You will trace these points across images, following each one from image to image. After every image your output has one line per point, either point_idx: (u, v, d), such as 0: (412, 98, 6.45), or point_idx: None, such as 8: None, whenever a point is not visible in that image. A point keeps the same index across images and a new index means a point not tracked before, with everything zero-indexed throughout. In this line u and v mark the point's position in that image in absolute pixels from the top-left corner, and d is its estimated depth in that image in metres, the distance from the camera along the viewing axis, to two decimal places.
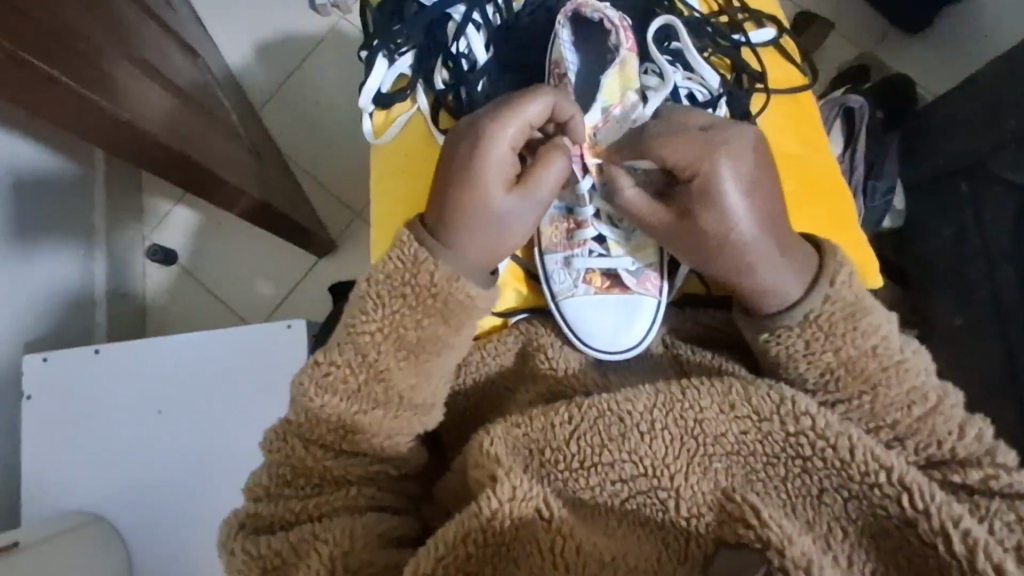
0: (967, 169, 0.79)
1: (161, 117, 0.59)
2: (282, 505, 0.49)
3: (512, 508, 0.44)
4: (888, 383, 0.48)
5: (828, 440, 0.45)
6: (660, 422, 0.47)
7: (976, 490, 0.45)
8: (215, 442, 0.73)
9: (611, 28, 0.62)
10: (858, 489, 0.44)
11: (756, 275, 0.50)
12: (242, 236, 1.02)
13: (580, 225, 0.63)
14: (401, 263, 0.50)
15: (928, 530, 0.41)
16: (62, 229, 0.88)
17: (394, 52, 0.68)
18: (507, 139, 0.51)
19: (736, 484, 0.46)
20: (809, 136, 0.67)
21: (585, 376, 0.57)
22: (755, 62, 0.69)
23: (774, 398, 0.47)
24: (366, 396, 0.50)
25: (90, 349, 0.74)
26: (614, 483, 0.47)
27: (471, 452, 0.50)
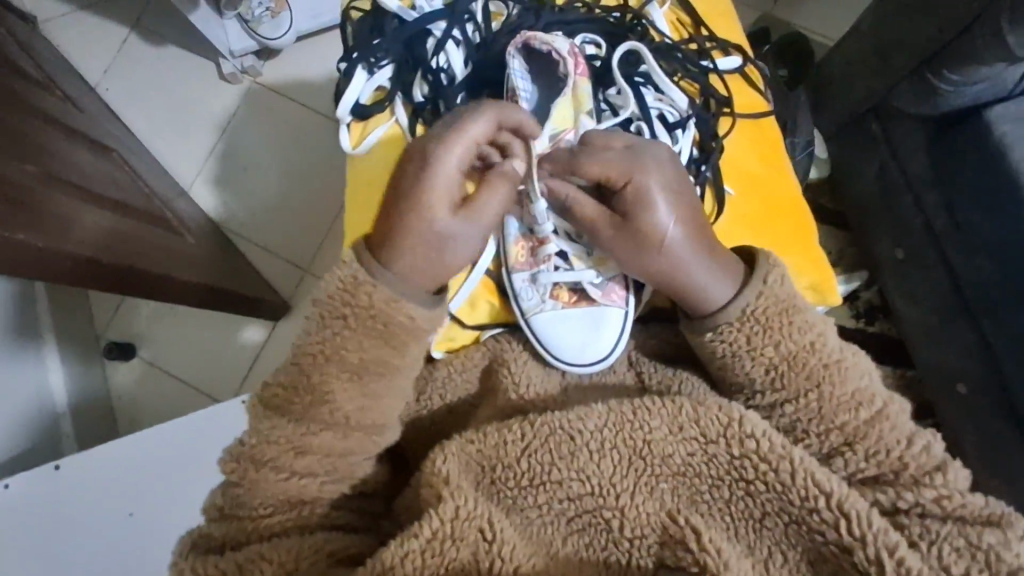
0: (874, 112, 0.92)
1: (87, 237, 0.70)
2: (233, 526, 0.51)
3: (454, 528, 0.44)
4: (833, 381, 0.50)
5: (771, 464, 0.44)
6: (609, 441, 0.47)
7: (926, 511, 0.46)
8: (173, 526, 0.78)
9: (559, 58, 0.63)
10: (798, 514, 0.43)
11: (692, 282, 0.52)
12: (200, 324, 1.17)
13: (542, 243, 0.61)
14: (340, 284, 0.51)
15: (863, 559, 0.41)
16: (18, 349, 0.98)
17: (373, 66, 0.68)
18: (455, 159, 0.51)
19: (680, 505, 0.46)
20: (772, 154, 0.68)
21: (548, 395, 0.57)
22: (721, 87, 0.69)
23: (723, 419, 0.46)
24: (313, 418, 0.51)
25: (51, 464, 0.77)
26: (561, 501, 0.46)
27: (424, 471, 0.50)
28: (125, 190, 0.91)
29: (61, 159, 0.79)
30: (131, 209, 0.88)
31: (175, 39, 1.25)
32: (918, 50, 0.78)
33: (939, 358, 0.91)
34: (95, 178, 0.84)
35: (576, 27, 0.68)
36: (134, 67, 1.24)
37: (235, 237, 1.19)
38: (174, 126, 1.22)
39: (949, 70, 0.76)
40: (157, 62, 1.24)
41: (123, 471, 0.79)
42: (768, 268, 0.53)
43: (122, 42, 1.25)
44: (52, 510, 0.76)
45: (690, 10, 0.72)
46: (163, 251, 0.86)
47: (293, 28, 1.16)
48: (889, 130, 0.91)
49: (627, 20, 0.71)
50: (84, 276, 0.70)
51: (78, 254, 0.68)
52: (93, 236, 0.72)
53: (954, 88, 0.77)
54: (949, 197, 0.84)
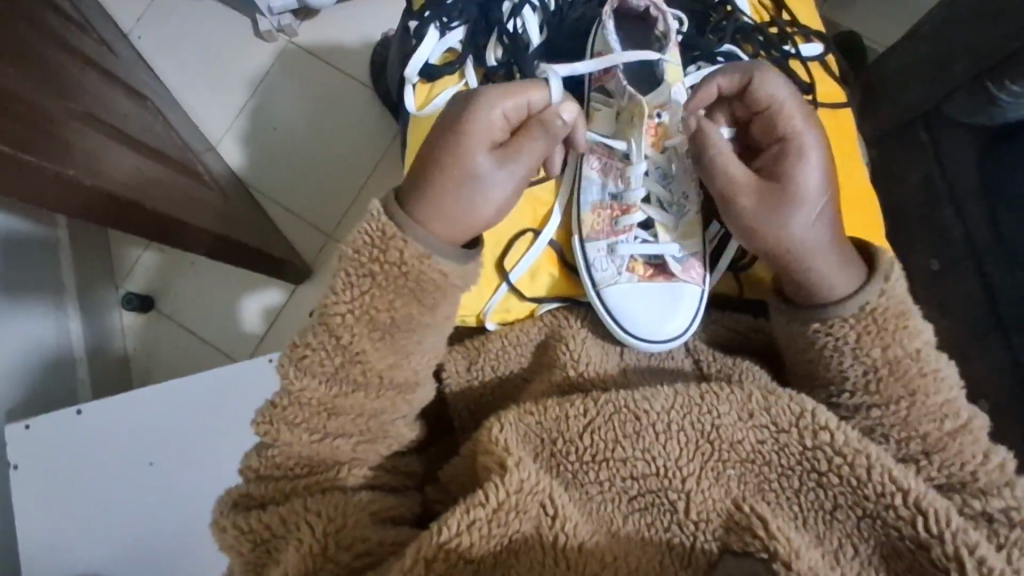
0: (925, 119, 0.91)
1: (122, 179, 0.69)
2: (272, 486, 0.50)
3: (518, 501, 0.43)
4: (927, 390, 0.50)
5: (846, 457, 0.44)
6: (676, 424, 0.47)
7: (993, 518, 0.46)
8: (191, 485, 0.76)
9: (657, 17, 0.63)
10: (873, 508, 0.44)
11: (820, 263, 0.52)
12: (219, 281, 1.15)
13: (630, 209, 0.63)
14: (367, 239, 0.49)
15: (940, 556, 0.41)
16: (40, 290, 0.97)
17: (445, 26, 0.67)
18: (501, 108, 0.52)
19: (747, 493, 0.45)
20: (851, 148, 0.68)
21: (607, 374, 0.56)
22: (803, 73, 0.69)
23: (794, 410, 0.47)
24: (344, 378, 0.50)
25: (73, 409, 0.76)
26: (625, 479, 0.46)
27: (478, 439, 0.49)
28: (160, 138, 0.90)
29: (99, 100, 0.78)
30: (164, 156, 0.86)
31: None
32: (981, 59, 0.77)
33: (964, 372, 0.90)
34: (129, 122, 0.83)
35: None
36: (170, 16, 1.22)
37: (262, 194, 1.17)
38: (209, 77, 1.20)
39: (1010, 80, 0.75)
40: (193, 12, 1.22)
41: (143, 420, 0.77)
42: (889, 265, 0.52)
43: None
44: (72, 453, 0.75)
45: None
46: (192, 202, 0.84)
47: None
48: (939, 136, 0.89)
49: None
50: (125, 219, 0.70)
51: (116, 194, 0.66)
52: (129, 180, 0.71)
53: (1011, 100, 0.76)
54: (995, 210, 0.83)
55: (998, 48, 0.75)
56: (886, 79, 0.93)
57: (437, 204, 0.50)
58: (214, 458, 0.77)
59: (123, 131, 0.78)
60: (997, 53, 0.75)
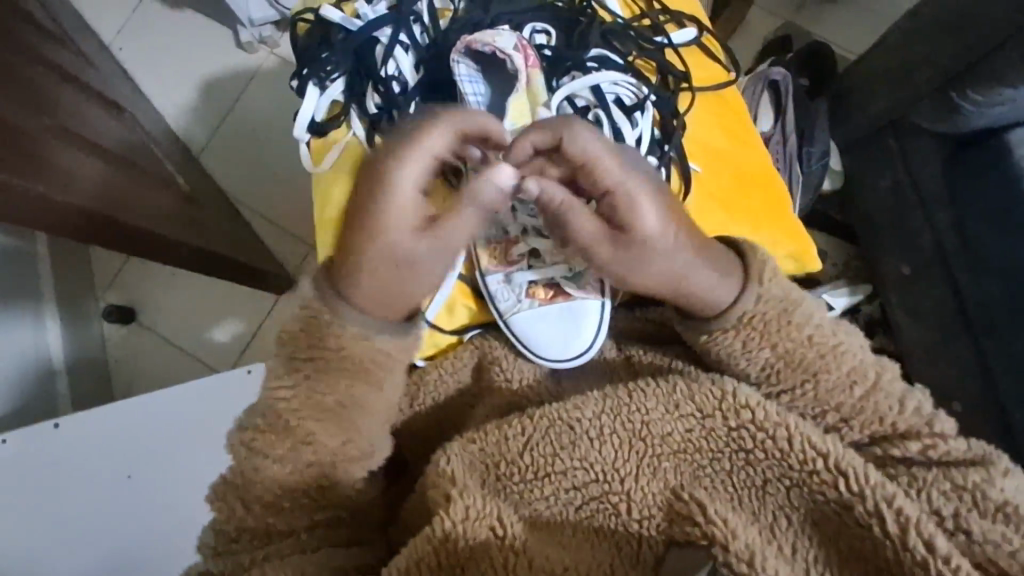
0: (893, 127, 0.92)
1: (96, 192, 0.70)
2: (230, 561, 0.52)
3: (466, 529, 0.45)
4: (828, 369, 0.53)
5: (769, 432, 0.48)
6: (608, 427, 0.49)
7: (913, 461, 0.52)
8: (169, 498, 0.76)
9: (505, 56, 0.65)
10: (799, 477, 0.48)
11: (689, 289, 0.53)
12: (200, 294, 1.15)
13: (512, 243, 0.63)
14: (301, 329, 0.52)
15: (863, 512, 0.46)
16: (16, 304, 0.97)
17: (325, 79, 0.68)
18: (410, 176, 0.50)
19: (684, 482, 0.48)
20: (736, 123, 0.73)
21: (538, 383, 0.60)
22: (679, 62, 0.73)
23: (717, 393, 0.50)
24: (290, 456, 0.52)
25: (50, 422, 0.76)
26: (568, 491, 0.48)
27: (427, 471, 0.50)
28: (137, 150, 0.90)
29: (75, 114, 0.78)
30: (142, 169, 0.87)
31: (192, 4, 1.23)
32: (942, 69, 0.79)
33: (935, 375, 0.91)
34: (105, 134, 0.83)
35: (524, 17, 0.70)
36: (149, 29, 1.22)
37: (241, 204, 1.17)
38: (187, 87, 1.21)
39: (974, 91, 0.76)
40: (173, 25, 1.22)
41: (122, 432, 0.78)
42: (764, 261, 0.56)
43: (138, 3, 1.23)
44: (48, 470, 0.75)
45: None
46: (170, 215, 0.84)
47: None
48: (904, 144, 0.91)
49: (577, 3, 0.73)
50: (97, 230, 0.70)
51: (88, 207, 0.67)
52: (102, 194, 0.71)
53: (975, 109, 0.78)
54: (960, 217, 0.84)
55: (960, 59, 0.76)
56: (852, 86, 0.95)
57: (370, 289, 0.51)
58: (190, 471, 0.78)
59: (98, 145, 0.78)
60: (960, 62, 0.77)
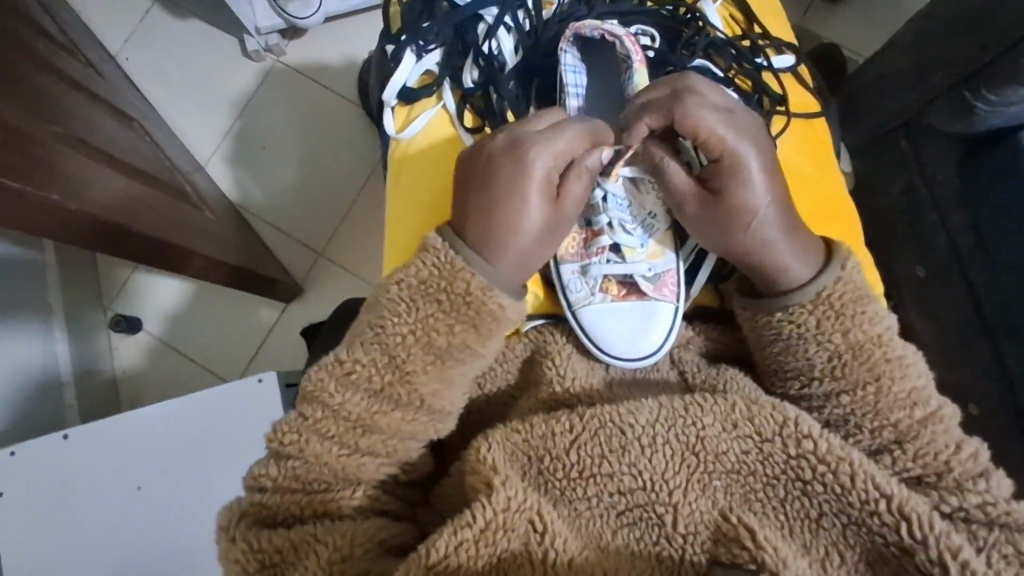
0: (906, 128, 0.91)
1: (108, 202, 0.69)
2: (288, 497, 0.50)
3: (505, 519, 0.44)
4: (892, 375, 0.53)
5: (830, 465, 0.45)
6: (661, 437, 0.47)
7: (973, 519, 0.48)
8: (184, 509, 0.75)
9: (614, 41, 0.64)
10: (857, 515, 0.44)
11: (774, 260, 0.55)
12: (210, 303, 1.14)
13: (597, 233, 0.63)
14: (436, 271, 0.53)
15: (925, 561, 0.42)
16: (25, 316, 0.96)
17: (422, 49, 0.69)
18: (542, 159, 0.54)
19: (733, 504, 0.46)
20: (827, 158, 0.70)
21: (592, 388, 0.57)
22: (776, 85, 0.71)
23: (778, 418, 0.47)
24: (388, 396, 0.52)
25: (59, 435, 0.75)
26: (612, 495, 0.47)
27: (466, 459, 0.50)
28: (147, 159, 0.90)
29: (85, 123, 0.78)
30: (150, 178, 0.86)
31: (199, 13, 1.23)
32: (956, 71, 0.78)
33: (956, 377, 0.89)
34: (114, 143, 0.82)
35: (631, 18, 0.71)
36: (157, 38, 1.22)
37: (255, 216, 1.17)
38: (197, 96, 1.21)
39: (987, 90, 0.74)
40: (181, 34, 1.22)
41: (133, 443, 0.76)
42: (845, 255, 0.56)
43: (145, 12, 1.23)
44: (60, 481, 0.74)
45: (744, 7, 0.74)
46: (180, 224, 0.84)
47: (322, 10, 1.14)
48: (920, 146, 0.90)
49: (680, 13, 0.72)
50: (106, 238, 0.69)
51: (101, 217, 0.66)
52: (112, 201, 0.70)
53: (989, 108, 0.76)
54: (977, 217, 0.82)
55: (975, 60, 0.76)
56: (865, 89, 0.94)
57: (503, 248, 0.54)
58: (206, 481, 0.76)
59: (109, 154, 0.78)
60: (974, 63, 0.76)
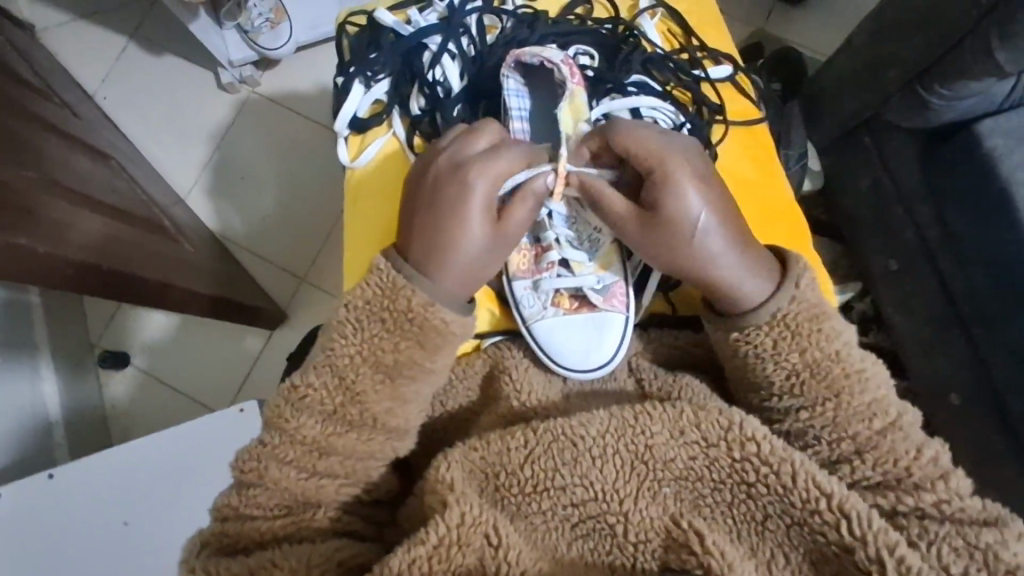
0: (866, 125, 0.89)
1: (83, 243, 0.70)
2: (249, 525, 0.51)
3: (460, 534, 0.45)
4: (851, 391, 0.52)
5: (772, 466, 0.46)
6: (611, 447, 0.48)
7: (926, 513, 0.49)
8: (167, 542, 0.76)
9: (554, 67, 0.65)
10: (800, 515, 0.45)
11: (727, 275, 0.55)
12: (196, 334, 1.15)
13: (545, 250, 0.65)
14: (380, 289, 0.54)
15: (864, 558, 0.43)
16: (16, 356, 0.97)
17: (370, 79, 0.71)
18: (486, 181, 0.56)
19: (683, 509, 0.48)
20: (770, 163, 0.71)
21: (551, 401, 0.59)
22: (714, 96, 0.73)
23: (723, 423, 0.48)
24: (341, 418, 0.53)
25: (44, 473, 0.76)
26: (566, 507, 0.48)
27: (427, 476, 0.51)
28: (126, 197, 0.90)
29: (63, 163, 0.79)
30: (128, 214, 0.86)
31: (173, 48, 1.25)
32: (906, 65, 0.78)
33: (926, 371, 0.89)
34: (93, 182, 0.83)
35: (571, 38, 0.72)
36: (135, 74, 1.25)
37: (234, 244, 1.18)
38: (173, 128, 1.23)
39: (940, 84, 0.74)
40: (156, 69, 1.25)
41: (115, 479, 0.77)
42: (801, 270, 0.56)
43: (122, 49, 1.25)
44: (47, 518, 0.75)
45: (681, 21, 0.76)
46: (159, 257, 0.85)
47: (293, 40, 1.16)
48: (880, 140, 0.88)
49: (619, 30, 0.75)
50: (81, 279, 0.70)
51: (73, 257, 0.67)
52: (87, 239, 0.71)
53: (944, 102, 0.75)
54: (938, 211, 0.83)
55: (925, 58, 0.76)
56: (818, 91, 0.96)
57: (445, 265, 0.55)
58: (185, 514, 0.76)
59: (85, 193, 0.79)
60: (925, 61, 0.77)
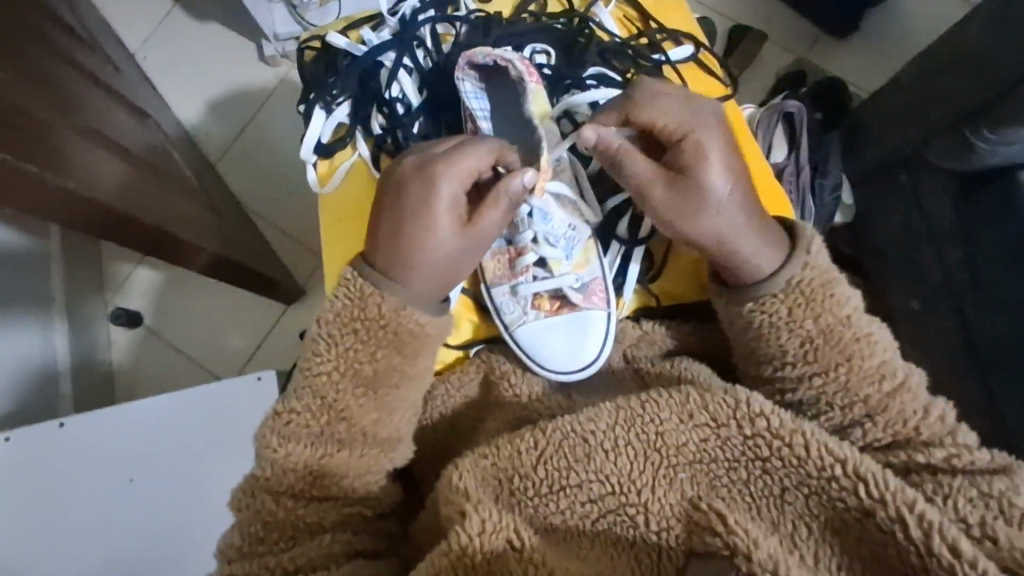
0: (905, 162, 0.86)
1: (113, 184, 0.63)
2: (256, 563, 0.50)
3: (482, 542, 0.44)
4: (862, 354, 0.53)
5: (785, 439, 0.47)
6: (622, 439, 0.49)
7: (938, 468, 0.50)
8: (179, 507, 0.73)
9: (507, 65, 0.65)
10: (816, 484, 0.46)
11: (741, 239, 0.55)
12: (204, 291, 1.09)
13: (522, 251, 0.65)
14: (346, 303, 0.54)
15: (886, 519, 0.44)
16: (21, 301, 0.91)
17: (330, 103, 0.71)
18: (453, 182, 0.55)
19: (701, 492, 0.48)
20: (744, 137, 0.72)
21: (553, 401, 0.60)
22: (676, 78, 0.75)
23: (731, 402, 0.49)
24: (331, 436, 0.53)
25: (54, 422, 0.73)
26: (584, 503, 0.48)
27: (440, 489, 0.50)
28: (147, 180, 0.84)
29: (124, 129, 0.75)
30: (166, 174, 0.79)
31: (217, 15, 1.17)
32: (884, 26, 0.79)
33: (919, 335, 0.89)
34: (141, 143, 0.78)
35: (525, 38, 0.73)
36: (174, 39, 1.16)
37: (253, 214, 1.12)
38: (203, 92, 1.15)
39: (987, 129, 0.69)
40: (193, 36, 1.16)
41: (127, 440, 0.74)
42: (808, 239, 0.56)
43: (166, 15, 1.17)
44: (46, 479, 0.71)
45: (637, 6, 0.78)
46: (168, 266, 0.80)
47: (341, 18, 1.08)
48: (916, 176, 0.85)
49: (575, 23, 0.75)
50: (92, 223, 0.61)
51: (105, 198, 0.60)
52: (118, 177, 0.65)
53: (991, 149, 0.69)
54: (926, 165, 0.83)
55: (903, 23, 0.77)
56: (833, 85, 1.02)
57: (417, 267, 0.54)
58: (205, 481, 0.74)
59: (126, 149, 0.72)
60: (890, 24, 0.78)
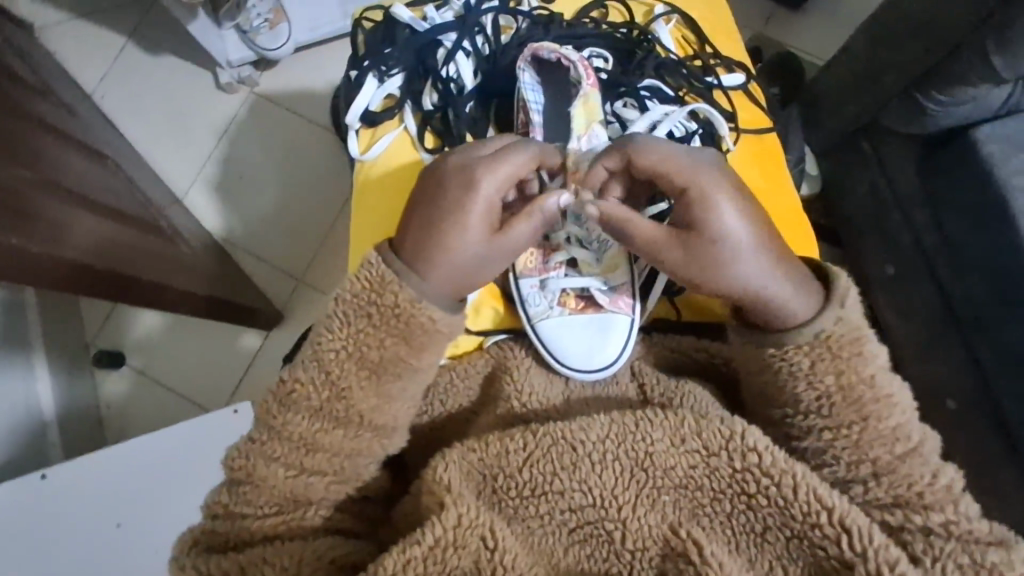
0: (865, 130, 0.88)
1: (87, 241, 0.68)
2: (239, 524, 0.51)
3: (456, 537, 0.44)
4: (879, 415, 0.51)
5: (773, 478, 0.46)
6: (611, 453, 0.48)
7: (932, 531, 0.48)
8: (151, 533, 0.73)
9: (569, 65, 0.67)
10: (800, 528, 0.45)
11: (767, 286, 0.53)
12: (192, 330, 1.12)
13: (553, 249, 0.66)
14: (369, 278, 0.53)
15: (865, 573, 0.43)
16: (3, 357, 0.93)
17: (384, 74, 0.72)
18: (494, 186, 0.55)
19: (682, 518, 0.48)
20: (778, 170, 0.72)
21: (550, 405, 0.58)
22: (726, 103, 0.74)
23: (725, 432, 0.48)
24: (327, 414, 0.52)
25: (36, 474, 0.72)
26: (564, 512, 0.48)
27: (424, 478, 0.50)
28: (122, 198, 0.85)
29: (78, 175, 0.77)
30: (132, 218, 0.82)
31: (177, 49, 1.22)
32: (893, 59, 0.76)
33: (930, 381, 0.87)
34: (103, 190, 0.80)
35: (582, 42, 0.73)
36: (131, 76, 1.21)
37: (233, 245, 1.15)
38: (162, 117, 1.20)
39: (937, 92, 0.73)
40: (147, 69, 1.22)
41: (106, 483, 0.74)
42: (843, 291, 0.54)
43: (121, 49, 1.22)
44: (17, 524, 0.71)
45: (695, 28, 0.76)
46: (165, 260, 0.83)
47: (293, 40, 1.15)
48: (882, 149, 0.86)
49: (635, 35, 0.75)
50: (78, 281, 0.66)
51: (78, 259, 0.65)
52: (93, 232, 0.70)
53: (941, 110, 0.74)
54: (937, 214, 0.80)
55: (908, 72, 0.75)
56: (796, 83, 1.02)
57: (438, 265, 0.54)
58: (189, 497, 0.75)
59: (86, 196, 0.74)
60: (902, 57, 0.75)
